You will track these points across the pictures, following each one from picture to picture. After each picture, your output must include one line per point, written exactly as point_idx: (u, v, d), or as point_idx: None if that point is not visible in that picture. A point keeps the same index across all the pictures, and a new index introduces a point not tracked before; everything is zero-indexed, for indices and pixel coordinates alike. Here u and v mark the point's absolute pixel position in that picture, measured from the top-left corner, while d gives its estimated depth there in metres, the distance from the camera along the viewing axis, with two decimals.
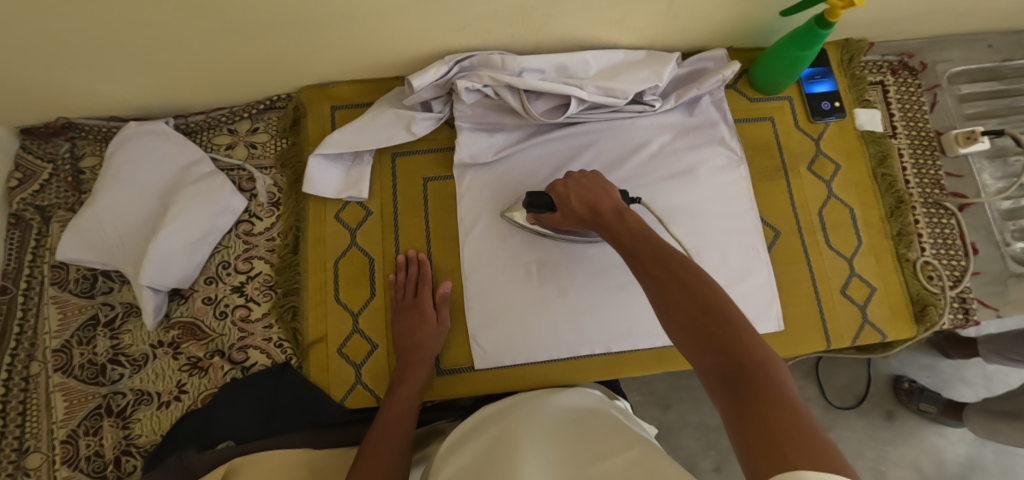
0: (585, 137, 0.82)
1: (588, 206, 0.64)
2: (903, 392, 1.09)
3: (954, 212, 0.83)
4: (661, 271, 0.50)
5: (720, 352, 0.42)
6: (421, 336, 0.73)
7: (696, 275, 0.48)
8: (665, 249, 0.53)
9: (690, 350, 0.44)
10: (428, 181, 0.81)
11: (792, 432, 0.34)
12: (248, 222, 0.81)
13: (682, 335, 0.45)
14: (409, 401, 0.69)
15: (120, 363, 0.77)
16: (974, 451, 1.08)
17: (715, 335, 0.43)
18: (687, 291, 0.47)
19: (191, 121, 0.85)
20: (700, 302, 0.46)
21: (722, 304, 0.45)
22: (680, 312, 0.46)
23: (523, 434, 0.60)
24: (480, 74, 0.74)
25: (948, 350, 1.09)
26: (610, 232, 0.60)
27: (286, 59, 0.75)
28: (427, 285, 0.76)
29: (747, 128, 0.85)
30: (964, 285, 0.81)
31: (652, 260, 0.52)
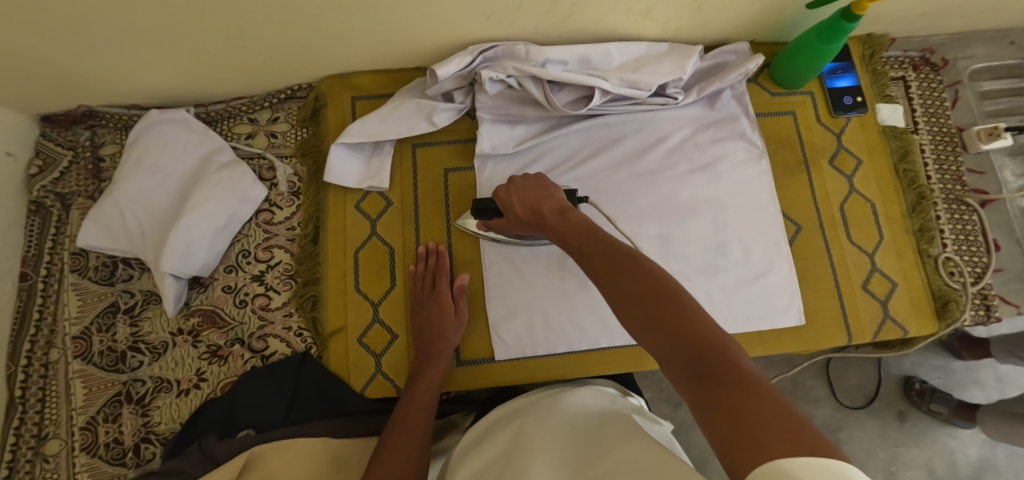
0: (608, 129, 0.82)
1: (530, 208, 0.65)
2: (914, 393, 1.08)
3: (976, 208, 0.83)
4: (612, 268, 0.51)
5: (677, 339, 0.42)
6: (443, 327, 0.73)
7: (645, 268, 0.49)
8: (613, 245, 0.54)
9: (648, 342, 0.44)
10: (449, 172, 0.81)
11: (755, 413, 0.34)
12: (268, 211, 0.81)
13: (640, 325, 0.45)
14: (430, 390, 0.69)
15: (139, 350, 0.77)
16: (985, 453, 1.08)
17: (668, 324, 0.43)
18: (637, 284, 0.47)
19: (211, 110, 0.84)
20: (652, 293, 0.46)
21: (672, 293, 0.45)
22: (634, 304, 0.46)
23: (532, 433, 0.59)
24: (504, 64, 0.73)
25: (958, 352, 1.08)
26: (557, 235, 0.61)
27: (308, 48, 0.75)
28: (444, 278, 0.75)
29: (769, 122, 0.84)
30: (985, 282, 0.81)
31: (602, 258, 0.53)
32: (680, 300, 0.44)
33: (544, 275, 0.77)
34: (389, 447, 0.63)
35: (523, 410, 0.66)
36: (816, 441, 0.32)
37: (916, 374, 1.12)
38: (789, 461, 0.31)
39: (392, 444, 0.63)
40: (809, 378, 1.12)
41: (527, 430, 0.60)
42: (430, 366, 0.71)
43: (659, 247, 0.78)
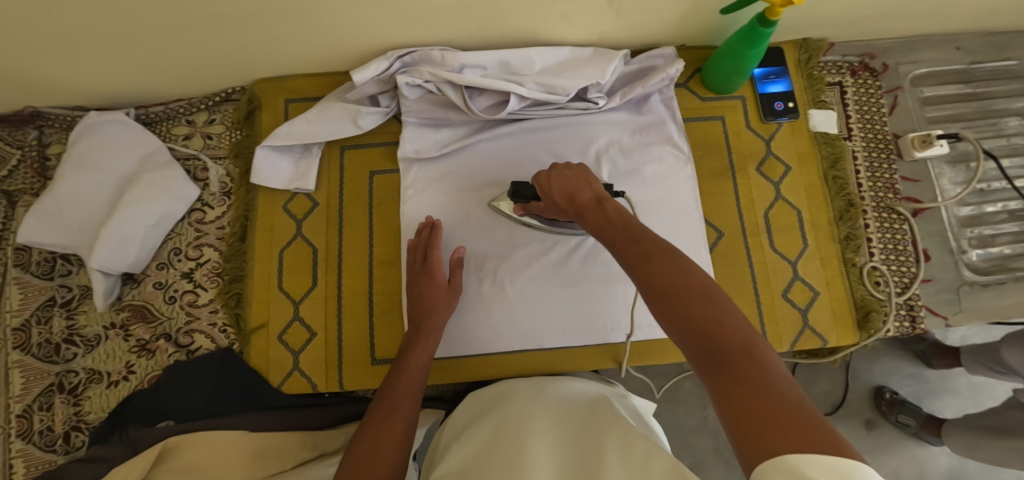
0: (532, 133, 0.82)
1: (565, 195, 0.59)
2: (885, 403, 1.08)
3: (906, 217, 0.81)
4: (643, 258, 0.47)
5: (708, 338, 0.39)
6: (434, 301, 0.73)
7: (677, 259, 0.45)
8: (645, 233, 0.49)
9: (673, 330, 0.42)
10: (375, 175, 0.82)
11: (778, 415, 0.33)
12: (200, 210, 0.83)
13: (670, 318, 0.42)
14: (419, 367, 0.69)
15: (74, 342, 0.80)
16: (956, 464, 1.10)
17: (694, 314, 0.41)
18: (668, 276, 0.44)
19: (151, 112, 0.87)
20: (684, 288, 0.43)
21: (709, 288, 0.42)
22: (665, 297, 0.43)
23: (518, 427, 0.60)
24: (420, 69, 0.74)
25: (930, 360, 1.08)
26: (579, 217, 0.57)
27: (235, 52, 0.76)
28: (437, 250, 0.75)
29: (696, 127, 0.84)
30: (911, 292, 0.80)
31: (631, 247, 0.49)
32: (715, 299, 0.42)
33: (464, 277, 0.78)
34: (377, 422, 0.62)
35: (502, 399, 0.67)
36: (834, 443, 0.31)
37: (887, 383, 1.12)
38: (803, 462, 0.30)
39: (382, 417, 0.63)
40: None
41: (513, 421, 0.61)
42: (425, 341, 0.71)
43: (580, 251, 0.79)
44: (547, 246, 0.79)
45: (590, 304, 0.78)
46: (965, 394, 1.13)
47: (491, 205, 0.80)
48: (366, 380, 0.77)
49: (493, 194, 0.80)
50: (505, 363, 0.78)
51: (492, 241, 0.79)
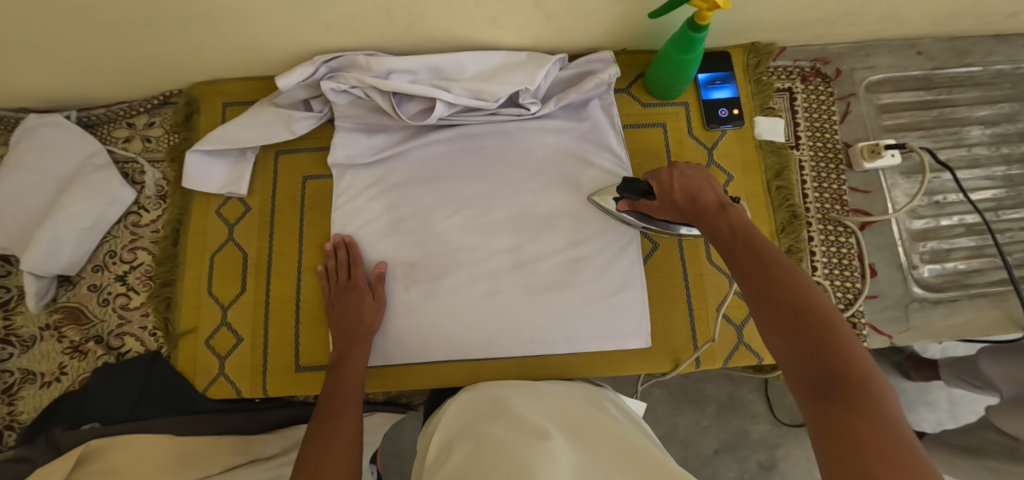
0: (465, 140, 0.81)
1: (687, 195, 0.59)
2: None
3: (853, 231, 0.78)
4: (764, 272, 0.48)
5: (820, 361, 0.41)
6: (363, 312, 0.73)
7: (803, 280, 0.46)
8: (767, 246, 0.50)
9: (783, 350, 0.44)
10: (308, 180, 0.82)
11: (885, 452, 0.34)
12: (136, 213, 0.84)
13: (783, 338, 0.44)
14: (356, 376, 0.69)
15: (10, 343, 0.81)
16: None
17: (814, 339, 0.42)
18: (791, 296, 0.45)
19: (93, 114, 0.87)
20: (807, 309, 0.44)
21: (830, 315, 0.43)
22: (785, 317, 0.44)
23: (514, 436, 0.55)
24: (346, 75, 0.73)
25: (907, 372, 1.12)
26: (702, 223, 0.57)
27: (162, 57, 0.76)
28: (359, 267, 0.75)
29: (636, 134, 0.82)
30: (855, 309, 0.76)
31: (754, 258, 0.50)
32: (834, 323, 0.42)
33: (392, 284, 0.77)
34: (325, 422, 0.62)
35: (495, 409, 0.62)
36: None
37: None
38: None
39: (334, 419, 0.62)
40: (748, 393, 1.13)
41: (508, 433, 0.56)
42: (355, 352, 0.71)
43: (509, 260, 0.78)
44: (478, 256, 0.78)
45: (522, 314, 0.76)
46: (943, 408, 1.16)
47: (590, 198, 0.78)
48: (293, 388, 0.77)
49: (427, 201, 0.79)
50: (433, 371, 0.78)
51: (427, 250, 0.78)
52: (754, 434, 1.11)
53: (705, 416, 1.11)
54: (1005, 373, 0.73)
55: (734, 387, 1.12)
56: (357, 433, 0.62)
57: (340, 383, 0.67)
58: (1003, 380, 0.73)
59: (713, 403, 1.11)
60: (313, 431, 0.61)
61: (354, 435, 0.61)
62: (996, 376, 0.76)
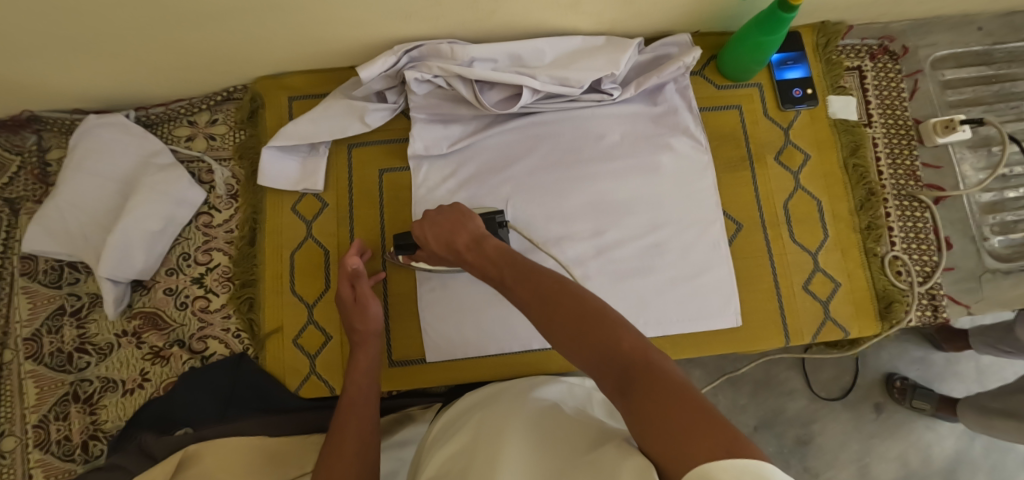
0: (543, 127, 0.79)
1: (445, 243, 0.62)
2: (896, 391, 1.16)
3: (928, 205, 0.80)
4: (535, 295, 0.48)
5: (603, 351, 0.41)
6: (351, 321, 0.70)
7: (563, 286, 0.48)
8: (526, 274, 0.51)
9: (578, 360, 0.43)
10: (383, 173, 0.80)
11: (681, 408, 0.35)
12: (207, 214, 0.82)
13: (569, 348, 0.44)
14: (366, 380, 0.66)
15: (86, 351, 0.80)
16: (962, 447, 1.18)
17: (595, 337, 0.42)
18: (562, 307, 0.45)
19: (151, 113, 0.84)
20: (574, 310, 0.45)
21: (590, 307, 0.45)
22: (562, 327, 0.44)
23: (493, 428, 0.56)
24: (429, 64, 0.72)
25: (939, 343, 1.16)
26: (478, 271, 0.58)
27: (231, 49, 0.74)
28: (360, 277, 0.72)
29: (711, 117, 0.82)
30: (933, 281, 0.78)
31: (522, 285, 0.51)
32: (595, 314, 0.43)
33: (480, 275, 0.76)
34: (330, 447, 0.57)
35: (488, 405, 0.63)
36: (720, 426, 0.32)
37: (896, 369, 1.20)
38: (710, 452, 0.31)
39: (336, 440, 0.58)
40: (783, 371, 1.19)
41: (490, 430, 0.56)
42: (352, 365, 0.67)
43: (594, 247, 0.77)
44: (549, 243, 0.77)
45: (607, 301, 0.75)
46: (970, 377, 1.19)
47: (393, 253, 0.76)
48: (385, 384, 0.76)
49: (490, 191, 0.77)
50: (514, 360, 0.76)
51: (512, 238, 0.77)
52: (788, 411, 1.18)
53: (742, 395, 1.18)
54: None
55: (769, 364, 1.19)
56: (367, 449, 0.57)
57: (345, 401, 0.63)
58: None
59: (749, 382, 1.18)
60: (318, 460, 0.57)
61: (361, 449, 0.57)
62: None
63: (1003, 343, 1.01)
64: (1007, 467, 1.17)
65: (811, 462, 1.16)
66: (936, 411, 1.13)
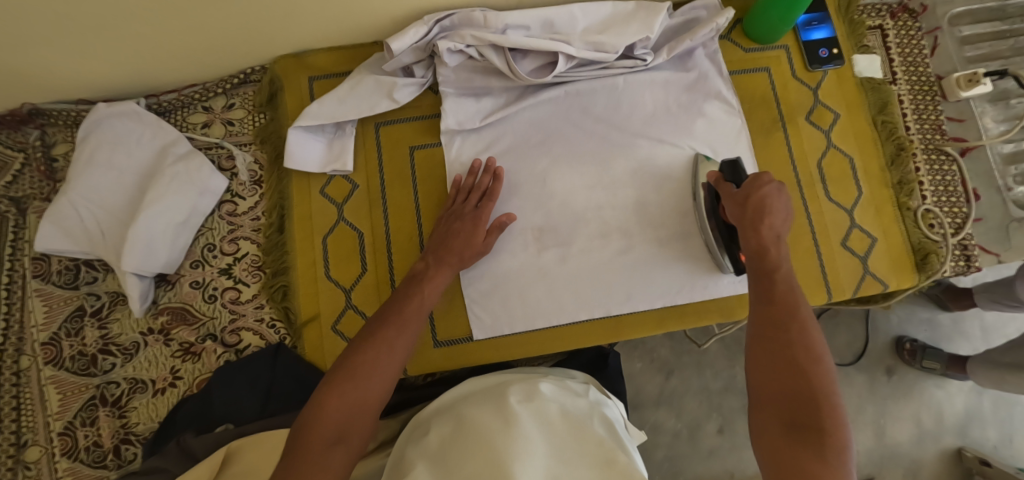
0: (575, 98, 0.78)
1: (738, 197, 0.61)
2: (906, 352, 1.18)
3: (955, 158, 0.81)
4: (789, 313, 0.52)
5: (793, 394, 0.47)
6: (470, 243, 0.69)
7: (805, 325, 0.51)
8: (790, 284, 0.54)
9: (765, 372, 0.50)
10: (414, 150, 0.78)
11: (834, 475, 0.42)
12: (231, 202, 0.79)
13: (768, 365, 0.50)
14: (429, 297, 0.64)
15: (110, 352, 0.76)
16: (971, 403, 1.20)
17: (800, 379, 0.48)
18: (794, 335, 0.50)
19: (162, 100, 0.80)
20: (807, 357, 0.49)
21: (818, 367, 0.49)
22: (774, 353, 0.50)
23: (488, 415, 0.55)
24: (461, 33, 0.70)
25: (946, 303, 1.17)
26: (746, 237, 0.59)
27: (253, 27, 0.70)
28: (488, 202, 0.71)
29: (742, 81, 0.81)
30: (965, 232, 0.80)
31: (784, 288, 0.54)
32: (816, 374, 0.48)
33: (521, 248, 0.75)
34: (350, 367, 0.53)
35: (487, 393, 0.62)
36: None
37: (905, 331, 1.22)
38: None
39: (364, 366, 0.53)
40: None
41: (487, 412, 0.56)
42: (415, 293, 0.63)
43: (633, 215, 0.76)
44: (581, 215, 0.76)
45: (648, 268, 0.75)
46: (975, 335, 1.21)
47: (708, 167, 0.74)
48: (431, 366, 0.74)
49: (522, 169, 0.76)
50: (542, 338, 0.75)
51: (547, 209, 0.76)
52: None
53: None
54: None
55: None
56: (387, 382, 0.54)
57: (389, 322, 0.59)
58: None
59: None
60: (332, 371, 0.53)
61: (384, 386, 0.53)
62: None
63: (1005, 299, 1.02)
64: (1015, 422, 1.19)
65: None
66: (945, 369, 1.15)
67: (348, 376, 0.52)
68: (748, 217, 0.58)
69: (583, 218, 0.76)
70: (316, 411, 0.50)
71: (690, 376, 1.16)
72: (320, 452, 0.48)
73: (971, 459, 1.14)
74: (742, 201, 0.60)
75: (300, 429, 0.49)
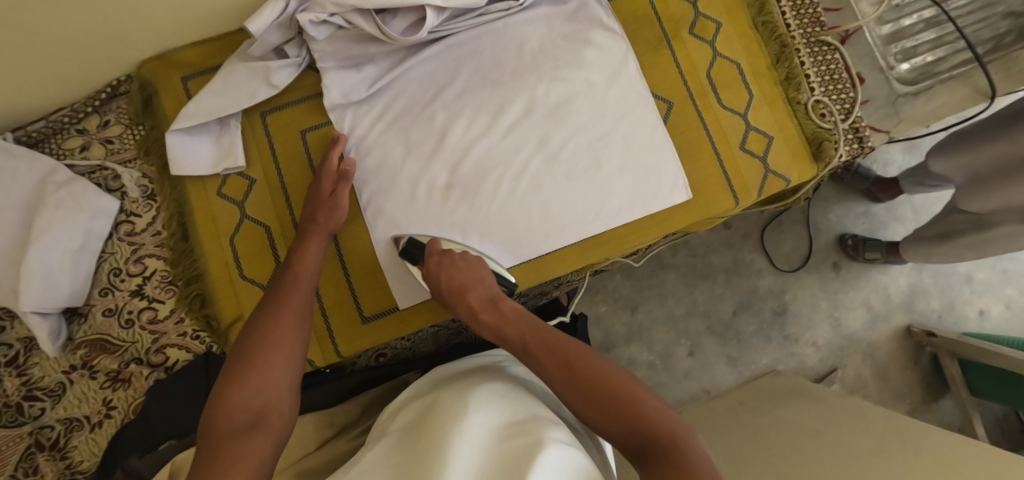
0: (459, 49, 0.77)
1: (460, 293, 0.64)
2: (850, 247, 1.23)
3: (835, 46, 0.84)
4: (564, 370, 0.50)
5: (635, 432, 0.45)
6: (315, 210, 0.69)
7: (599, 372, 0.49)
8: (552, 337, 0.54)
9: (599, 422, 0.47)
10: (305, 133, 0.76)
11: None
12: (128, 221, 0.77)
13: (590, 413, 0.47)
14: (307, 273, 0.65)
15: (36, 398, 0.73)
16: (914, 280, 1.26)
17: (633, 423, 0.45)
18: (595, 381, 0.48)
19: (32, 130, 0.76)
20: (608, 394, 0.47)
21: (628, 394, 0.47)
22: (592, 410, 0.47)
23: (442, 406, 0.51)
24: (321, 3, 0.67)
25: (877, 194, 1.20)
26: (491, 326, 0.59)
27: (99, 33, 0.66)
28: (331, 160, 0.72)
29: (624, 3, 0.80)
30: (855, 116, 0.83)
31: (548, 347, 0.53)
32: (627, 397, 0.46)
33: (433, 208, 0.75)
34: (243, 355, 0.54)
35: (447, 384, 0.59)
36: None
37: (845, 228, 1.26)
38: None
39: (258, 351, 0.55)
40: (749, 253, 1.25)
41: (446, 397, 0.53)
42: (299, 267, 0.65)
43: (540, 159, 0.77)
44: (489, 169, 0.76)
45: (569, 202, 0.77)
46: (908, 218, 1.27)
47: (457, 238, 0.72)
48: (366, 340, 0.76)
49: (422, 133, 0.76)
50: None
51: (459, 168, 0.76)
52: (762, 288, 1.24)
53: (716, 285, 1.23)
54: (973, 146, 0.81)
55: (735, 252, 1.24)
56: (291, 366, 0.56)
57: (280, 303, 0.60)
58: (972, 156, 0.81)
59: (721, 272, 1.23)
60: (228, 365, 0.54)
61: (285, 367, 0.55)
62: (952, 161, 0.86)
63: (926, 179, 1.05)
64: (953, 289, 1.27)
65: (790, 329, 1.24)
66: (887, 257, 1.19)
67: (244, 363, 0.54)
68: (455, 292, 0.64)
69: (489, 173, 0.76)
70: (219, 402, 0.51)
71: (651, 308, 1.21)
72: (234, 433, 0.48)
73: (920, 333, 1.22)
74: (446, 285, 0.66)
75: (207, 424, 0.50)
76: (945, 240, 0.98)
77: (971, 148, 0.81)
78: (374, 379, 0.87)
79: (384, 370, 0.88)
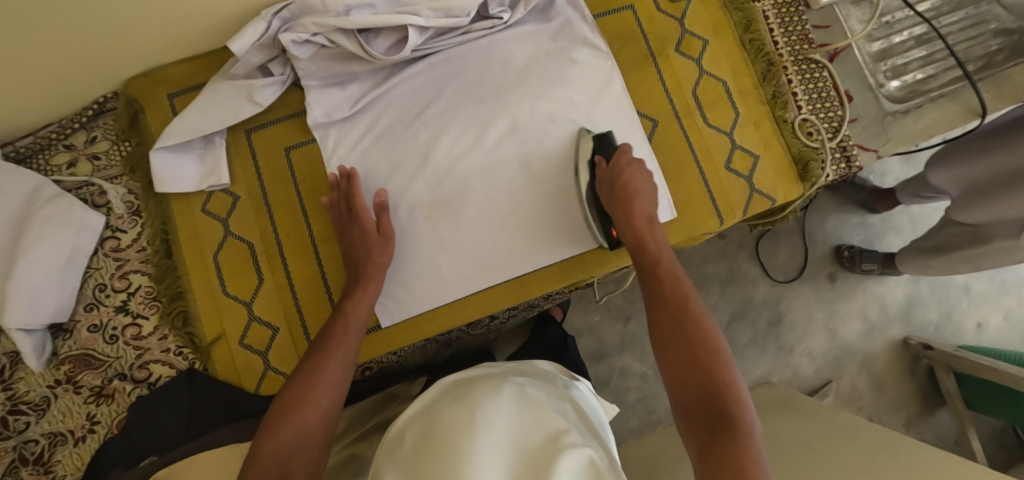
0: (445, 66, 0.77)
1: (628, 200, 0.67)
2: (846, 259, 1.22)
3: (824, 64, 0.82)
4: (675, 321, 0.57)
5: (704, 391, 0.51)
6: (370, 250, 0.69)
7: (703, 332, 0.56)
8: (674, 279, 0.61)
9: (680, 373, 0.54)
10: (290, 150, 0.77)
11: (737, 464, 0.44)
12: (113, 237, 0.77)
13: (674, 361, 0.55)
14: (359, 319, 0.65)
15: (21, 412, 0.72)
16: (911, 291, 1.25)
17: (710, 382, 0.52)
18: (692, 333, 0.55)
19: (20, 146, 0.76)
20: (704, 350, 0.54)
21: (715, 359, 0.53)
22: (676, 362, 0.55)
23: (447, 420, 0.49)
24: (303, 23, 0.67)
25: (873, 206, 1.19)
26: (636, 238, 0.66)
27: (82, 52, 0.67)
28: (358, 200, 0.71)
29: (609, 21, 0.81)
30: (842, 134, 0.82)
31: (672, 286, 0.60)
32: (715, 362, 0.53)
33: (419, 224, 0.75)
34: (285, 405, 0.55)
35: (461, 387, 0.57)
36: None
37: (841, 239, 1.25)
38: None
39: (296, 405, 0.55)
40: (743, 263, 1.24)
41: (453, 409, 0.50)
42: (350, 311, 0.65)
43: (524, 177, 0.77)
44: (470, 186, 0.76)
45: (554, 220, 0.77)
46: (905, 228, 1.26)
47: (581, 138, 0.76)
48: None
49: (408, 149, 0.76)
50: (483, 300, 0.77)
51: (445, 183, 0.76)
52: (756, 298, 1.23)
53: (711, 295, 1.22)
54: (968, 161, 0.80)
55: (730, 262, 1.23)
56: (326, 414, 0.56)
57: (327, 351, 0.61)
58: (967, 171, 0.80)
59: (716, 281, 1.23)
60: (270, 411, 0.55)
61: (321, 418, 0.55)
62: (947, 175, 0.85)
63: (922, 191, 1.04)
64: (951, 300, 1.26)
65: (785, 339, 1.23)
66: (883, 269, 1.18)
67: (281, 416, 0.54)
68: (618, 194, 0.68)
69: (473, 189, 0.76)
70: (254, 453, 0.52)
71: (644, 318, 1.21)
72: None
73: (916, 345, 1.21)
74: (613, 187, 0.69)
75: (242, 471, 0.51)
76: (941, 252, 0.97)
77: (967, 163, 0.80)
78: (362, 392, 0.88)
79: (372, 382, 0.89)
